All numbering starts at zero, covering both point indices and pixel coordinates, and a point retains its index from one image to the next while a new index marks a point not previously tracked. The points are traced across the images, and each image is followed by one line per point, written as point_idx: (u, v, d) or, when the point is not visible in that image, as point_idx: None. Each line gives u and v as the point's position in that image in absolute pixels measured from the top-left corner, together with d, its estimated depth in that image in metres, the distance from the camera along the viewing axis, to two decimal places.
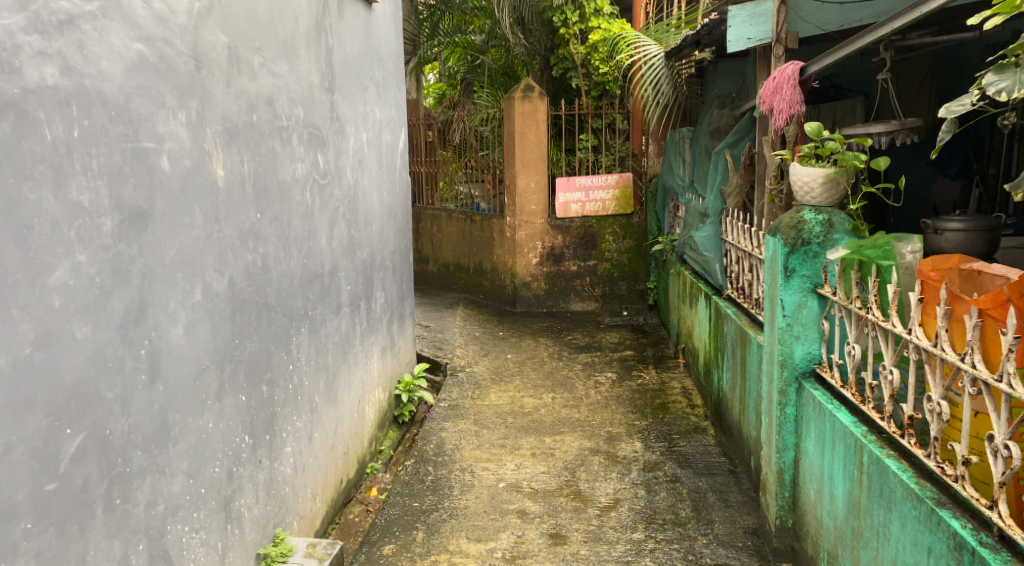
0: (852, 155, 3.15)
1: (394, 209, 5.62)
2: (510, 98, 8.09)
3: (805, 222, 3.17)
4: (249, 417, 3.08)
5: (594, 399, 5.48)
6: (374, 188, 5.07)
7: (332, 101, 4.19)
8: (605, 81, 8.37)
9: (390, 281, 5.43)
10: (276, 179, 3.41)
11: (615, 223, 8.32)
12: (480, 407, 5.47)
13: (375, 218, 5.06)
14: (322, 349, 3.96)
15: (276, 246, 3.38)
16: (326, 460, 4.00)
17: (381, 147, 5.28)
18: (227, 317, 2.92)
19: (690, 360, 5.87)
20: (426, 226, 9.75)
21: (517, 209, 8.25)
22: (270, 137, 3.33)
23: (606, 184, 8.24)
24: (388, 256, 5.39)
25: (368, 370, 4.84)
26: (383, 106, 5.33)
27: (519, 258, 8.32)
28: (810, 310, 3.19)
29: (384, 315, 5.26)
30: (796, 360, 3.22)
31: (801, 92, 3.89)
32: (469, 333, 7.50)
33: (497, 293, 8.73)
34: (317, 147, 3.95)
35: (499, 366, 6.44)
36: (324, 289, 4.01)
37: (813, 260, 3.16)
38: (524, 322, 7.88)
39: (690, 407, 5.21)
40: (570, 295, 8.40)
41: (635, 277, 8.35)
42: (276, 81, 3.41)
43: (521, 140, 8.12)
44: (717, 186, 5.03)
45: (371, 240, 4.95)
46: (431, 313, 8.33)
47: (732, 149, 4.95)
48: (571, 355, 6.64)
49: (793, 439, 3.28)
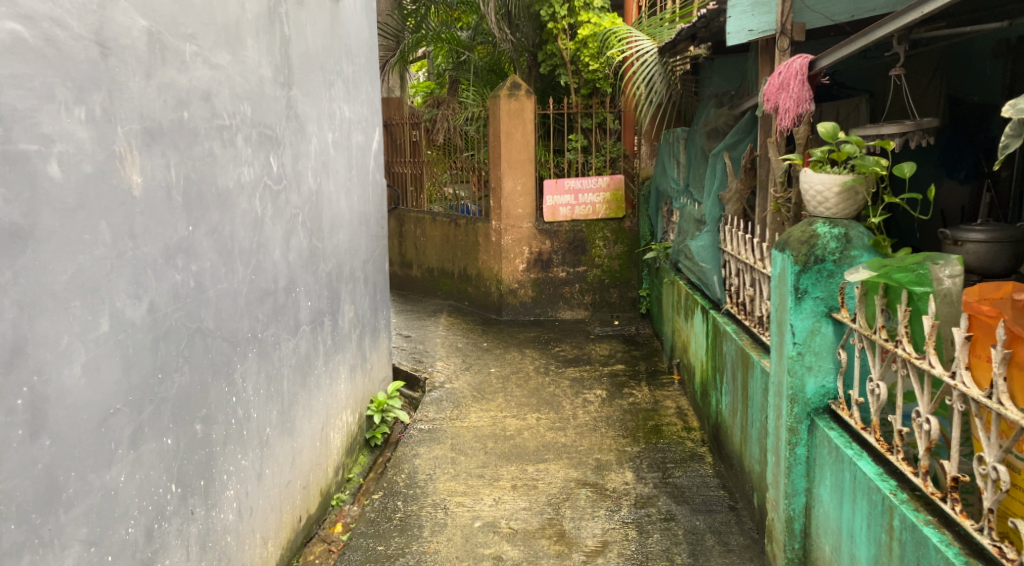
0: (872, 160, 2.75)
1: (367, 215, 5.20)
2: (495, 95, 7.68)
3: (819, 237, 2.78)
4: (177, 462, 2.67)
5: (582, 421, 5.06)
6: (342, 193, 4.65)
7: (288, 97, 3.77)
8: (595, 79, 7.95)
9: (360, 294, 5.01)
10: (215, 185, 2.98)
11: (606, 227, 7.90)
12: (459, 430, 5.07)
13: (342, 225, 4.64)
14: (274, 376, 3.54)
15: (213, 263, 2.96)
16: (281, 498, 3.59)
17: (351, 148, 4.85)
18: (147, 349, 2.50)
19: (686, 377, 5.46)
20: (410, 229, 9.34)
21: (503, 213, 7.85)
22: (206, 137, 2.90)
23: (596, 187, 7.82)
24: (359, 267, 4.97)
25: (334, 393, 4.43)
26: (354, 104, 4.90)
27: (505, 264, 7.92)
28: (824, 337, 2.79)
29: (354, 331, 4.85)
30: (808, 394, 2.82)
31: (810, 88, 3.48)
32: (451, 344, 7.09)
33: (482, 300, 8.31)
34: (269, 149, 3.53)
35: (481, 381, 6.03)
36: (277, 308, 3.58)
37: (827, 280, 2.76)
38: (510, 332, 7.47)
39: (685, 431, 4.81)
40: (559, 303, 7.98)
41: (626, 285, 7.93)
42: (215, 74, 2.99)
43: (507, 141, 7.71)
44: (716, 192, 4.60)
45: (338, 251, 4.53)
46: (413, 321, 7.92)
47: (731, 151, 4.52)
48: (558, 369, 6.22)
49: (805, 484, 2.88)
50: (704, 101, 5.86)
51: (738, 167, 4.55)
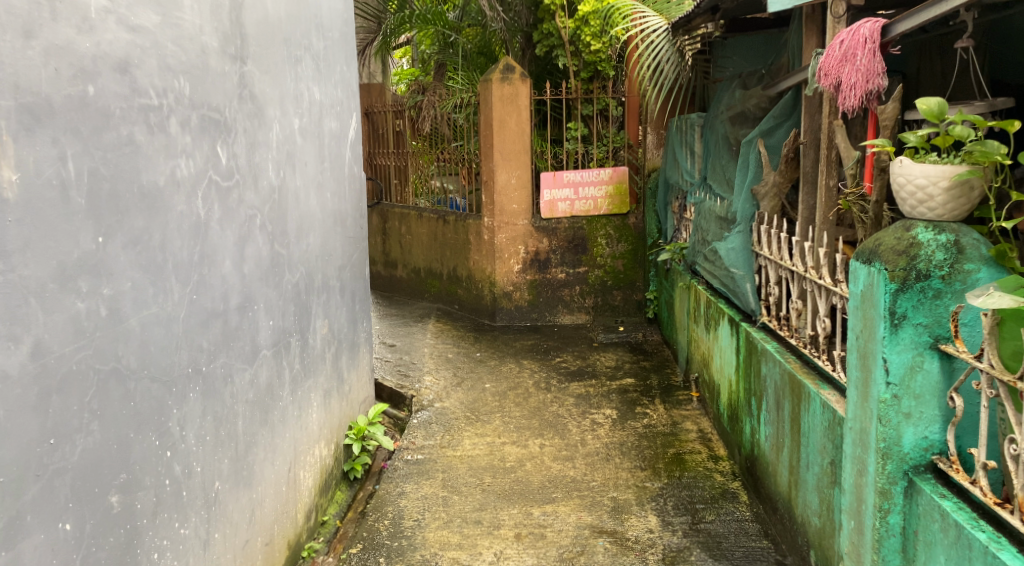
0: (993, 145, 2.10)
1: (342, 215, 4.51)
2: (487, 80, 7.01)
3: (920, 247, 2.16)
4: (81, 552, 1.99)
5: (592, 450, 4.43)
6: (312, 190, 3.96)
7: (242, 73, 3.08)
8: (595, 61, 7.26)
9: (335, 307, 4.33)
10: (138, 182, 2.29)
11: (608, 224, 7.26)
12: (452, 461, 4.42)
13: (313, 227, 3.97)
14: (224, 417, 2.87)
15: (136, 283, 2.27)
16: (236, 564, 2.92)
17: (322, 136, 4.16)
18: (32, 407, 1.82)
19: (707, 396, 4.84)
20: (394, 226, 8.75)
21: (496, 209, 7.17)
22: (124, 119, 2.21)
23: (597, 179, 7.19)
24: (334, 275, 4.31)
25: (305, 425, 3.77)
26: (325, 86, 4.22)
27: (498, 264, 7.26)
28: (926, 376, 2.16)
29: (328, 350, 4.17)
30: (906, 449, 2.19)
31: (881, 59, 2.86)
32: (441, 355, 6.43)
33: (473, 304, 7.65)
34: (216, 136, 2.84)
35: (475, 399, 5.38)
36: (227, 332, 2.91)
37: (932, 302, 2.14)
38: (505, 340, 6.81)
39: (712, 461, 4.19)
40: (557, 307, 7.33)
41: (631, 287, 7.29)
42: (137, 38, 2.29)
43: (500, 130, 7.05)
44: (747, 187, 3.98)
45: (307, 257, 3.85)
46: (398, 329, 7.26)
47: (766, 138, 3.92)
48: (560, 384, 5.56)
49: (899, 562, 2.25)
50: (722, 85, 5.26)
51: (774, 158, 3.93)
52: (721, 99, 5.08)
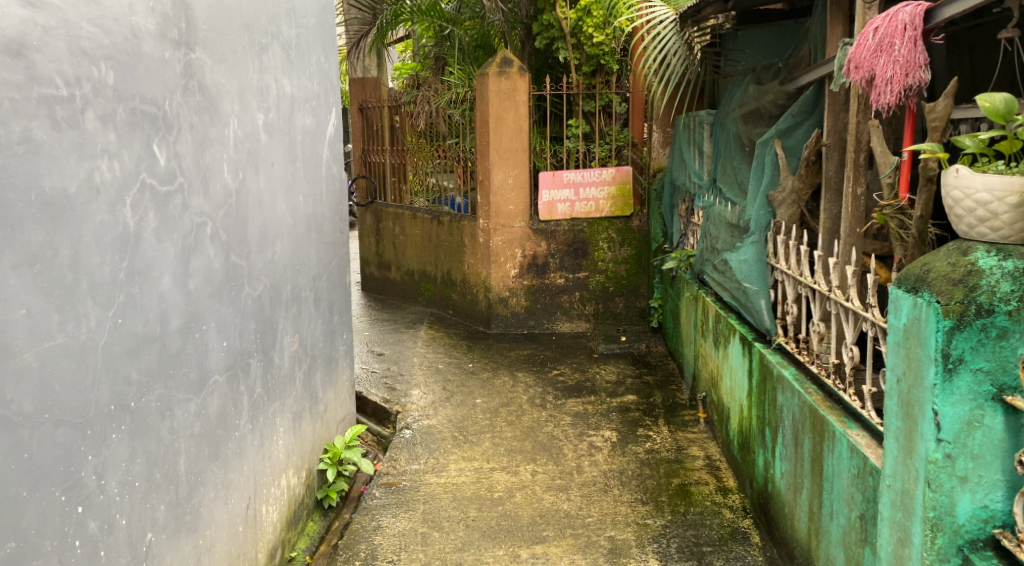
0: None
1: (319, 220, 4.13)
2: (483, 74, 6.62)
3: (981, 276, 1.77)
4: None
5: (588, 479, 4.05)
6: (280, 193, 3.58)
7: (188, 62, 2.70)
8: (598, 54, 6.86)
9: (308, 321, 3.96)
10: (37, 189, 1.91)
11: (610, 227, 6.86)
12: (435, 489, 4.04)
13: (281, 234, 3.59)
14: (159, 458, 2.49)
15: (33, 309, 1.89)
16: None
17: (294, 132, 3.78)
18: None
19: (716, 419, 4.46)
20: (388, 226, 8.41)
21: (492, 210, 6.79)
22: (17, 113, 1.83)
23: (599, 180, 6.80)
24: (307, 286, 3.93)
25: (269, 455, 3.40)
26: (298, 79, 3.85)
27: (494, 269, 6.88)
28: (986, 434, 1.78)
29: (299, 369, 3.80)
30: (961, 521, 1.81)
31: (925, 50, 2.44)
32: (432, 365, 6.05)
33: (468, 310, 7.27)
34: (152, 133, 2.46)
35: (464, 417, 5.01)
36: (165, 359, 2.53)
37: (995, 345, 1.76)
38: (500, 349, 6.43)
39: (721, 494, 3.81)
40: (556, 314, 6.94)
41: (634, 294, 6.89)
42: (37, 15, 1.91)
43: (496, 127, 6.65)
44: (762, 193, 3.59)
45: (273, 268, 3.48)
46: (388, 336, 6.89)
47: (783, 139, 3.52)
48: (556, 401, 5.17)
49: None
50: (734, 80, 4.86)
51: (793, 162, 3.54)
52: (732, 96, 4.68)
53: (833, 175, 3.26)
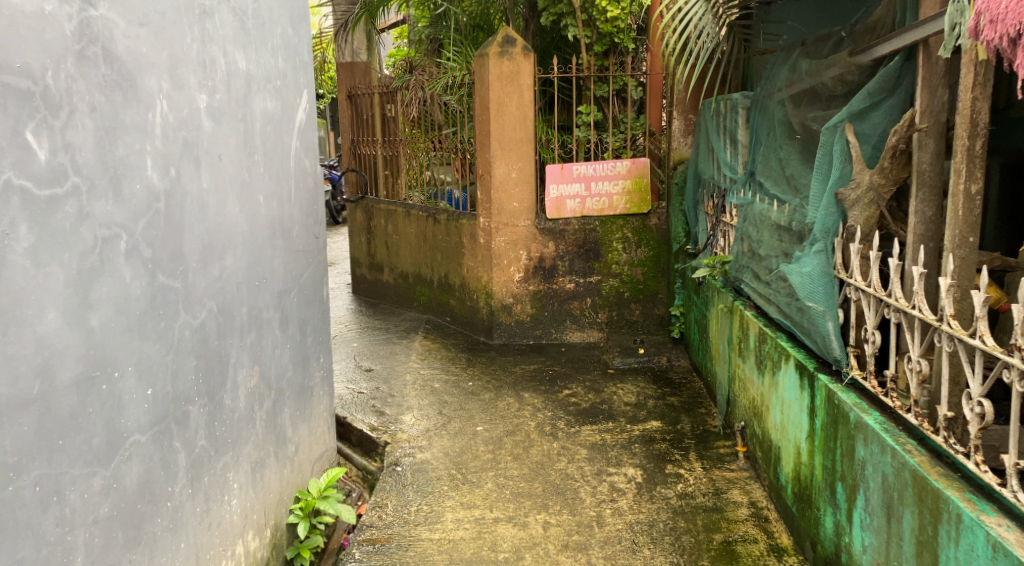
0: None
1: (286, 224, 3.44)
2: (482, 54, 5.92)
3: None
4: None
5: (611, 534, 3.38)
6: (231, 193, 2.89)
7: (87, 21, 2.01)
8: (611, 32, 6.16)
9: (272, 347, 3.27)
10: None
11: (625, 225, 6.16)
12: (428, 549, 3.36)
13: (234, 244, 2.91)
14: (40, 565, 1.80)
15: None
16: None
17: (250, 118, 3.08)
18: None
19: (759, 457, 3.79)
20: (380, 223, 7.75)
21: (493, 207, 6.09)
22: None
23: (613, 173, 6.09)
24: (270, 306, 3.24)
25: (218, 523, 2.71)
26: (258, 52, 3.15)
27: (496, 272, 6.20)
28: None
29: (259, 410, 3.12)
30: None
31: None
32: (427, 383, 5.38)
33: (468, 318, 6.58)
34: (24, 116, 1.76)
35: (461, 449, 4.33)
36: (49, 426, 1.84)
37: None
38: (503, 363, 5.76)
39: (775, 557, 3.14)
40: (565, 322, 6.27)
41: (652, 300, 6.21)
42: None
43: (498, 114, 5.95)
44: (829, 192, 2.90)
45: (221, 287, 2.79)
46: (380, 348, 6.22)
47: (856, 124, 2.84)
48: (568, 429, 4.50)
49: None
50: (774, 57, 4.16)
51: (871, 152, 2.84)
52: (775, 75, 3.98)
53: (927, 169, 2.58)
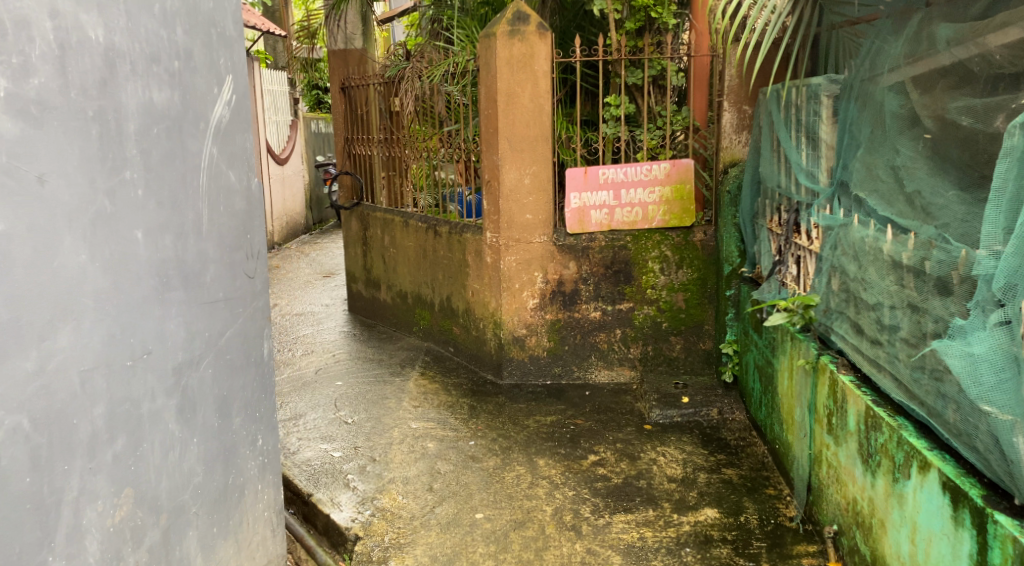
0: None
1: (189, 267, 2.39)
2: (488, 36, 4.85)
3: None
4: None
5: None
6: (69, 234, 1.85)
7: None
8: (647, 5, 5.05)
9: (162, 451, 2.23)
10: None
11: (663, 241, 5.05)
12: None
13: (72, 314, 1.86)
14: None
15: None
16: None
17: (115, 115, 2.03)
18: None
19: None
20: (377, 234, 6.73)
21: (502, 221, 5.02)
22: None
23: (648, 179, 4.98)
24: (157, 393, 2.20)
25: None
26: (129, 14, 2.10)
27: (505, 298, 5.13)
28: None
29: (133, 553, 2.08)
30: None
31: None
32: (420, 440, 4.34)
33: (474, 350, 5.53)
34: None
35: (453, 551, 3.26)
36: None
37: None
38: (514, 414, 4.68)
39: None
40: (590, 359, 5.20)
41: (696, 332, 5.12)
42: None
43: (508, 107, 4.87)
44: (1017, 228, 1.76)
45: (43, 389, 1.76)
46: (367, 388, 5.18)
47: None
48: (595, 519, 3.44)
49: None
50: (873, 28, 3.03)
51: None
52: (879, 53, 2.85)
53: None
